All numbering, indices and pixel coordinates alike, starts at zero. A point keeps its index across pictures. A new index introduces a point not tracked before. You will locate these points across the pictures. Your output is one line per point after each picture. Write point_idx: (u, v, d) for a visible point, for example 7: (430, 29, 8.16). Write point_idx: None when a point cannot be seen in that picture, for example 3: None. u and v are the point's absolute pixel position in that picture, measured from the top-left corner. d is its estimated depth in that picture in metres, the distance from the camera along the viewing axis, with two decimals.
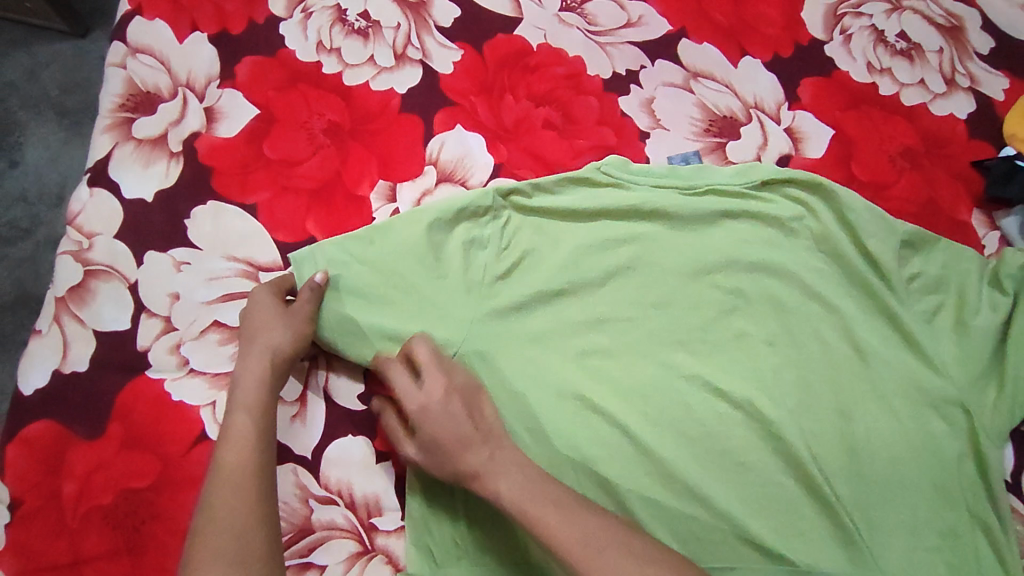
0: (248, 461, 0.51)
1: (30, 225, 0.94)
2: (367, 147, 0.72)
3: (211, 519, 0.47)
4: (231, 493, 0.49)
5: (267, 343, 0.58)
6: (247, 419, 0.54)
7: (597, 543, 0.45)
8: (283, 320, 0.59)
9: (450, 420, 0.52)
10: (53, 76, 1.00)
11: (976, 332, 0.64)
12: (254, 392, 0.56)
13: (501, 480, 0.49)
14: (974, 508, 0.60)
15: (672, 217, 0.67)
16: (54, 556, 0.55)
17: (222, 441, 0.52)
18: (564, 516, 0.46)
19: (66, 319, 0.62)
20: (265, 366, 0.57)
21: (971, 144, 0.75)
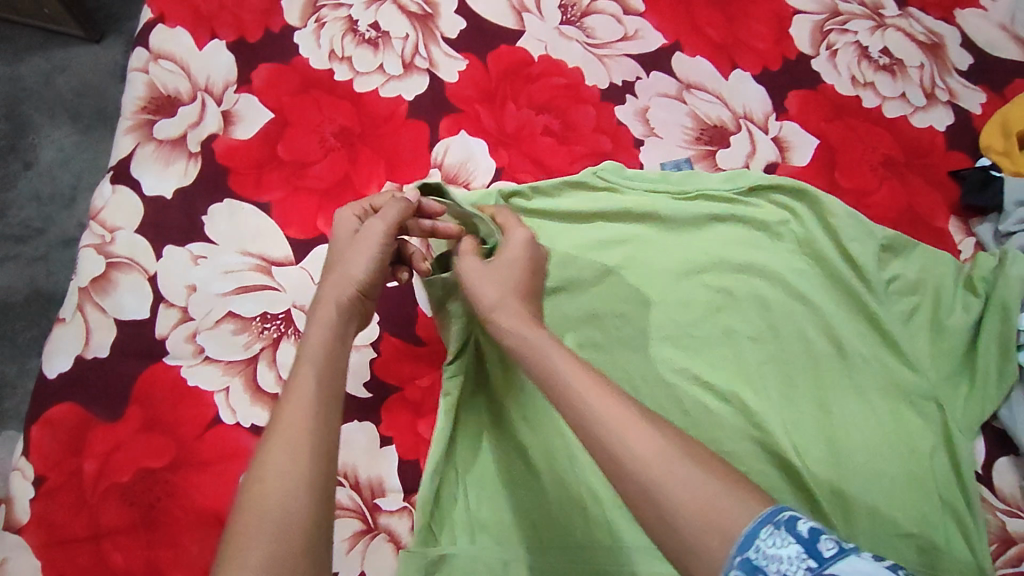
0: (306, 418, 0.49)
1: (42, 225, 0.98)
2: (376, 150, 0.76)
3: (263, 473, 0.46)
4: (285, 450, 0.47)
5: (338, 280, 0.58)
6: (310, 372, 0.52)
7: (669, 458, 0.42)
8: (357, 248, 0.59)
9: (526, 263, 0.60)
10: (68, 81, 1.04)
11: (951, 332, 0.67)
12: (320, 348, 0.54)
13: (534, 330, 0.53)
14: (946, 498, 0.63)
15: (662, 219, 0.72)
16: (74, 530, 0.58)
17: (287, 391, 0.51)
18: (641, 428, 0.43)
19: (88, 307, 0.66)
20: (335, 313, 0.56)
21: (949, 155, 0.79)
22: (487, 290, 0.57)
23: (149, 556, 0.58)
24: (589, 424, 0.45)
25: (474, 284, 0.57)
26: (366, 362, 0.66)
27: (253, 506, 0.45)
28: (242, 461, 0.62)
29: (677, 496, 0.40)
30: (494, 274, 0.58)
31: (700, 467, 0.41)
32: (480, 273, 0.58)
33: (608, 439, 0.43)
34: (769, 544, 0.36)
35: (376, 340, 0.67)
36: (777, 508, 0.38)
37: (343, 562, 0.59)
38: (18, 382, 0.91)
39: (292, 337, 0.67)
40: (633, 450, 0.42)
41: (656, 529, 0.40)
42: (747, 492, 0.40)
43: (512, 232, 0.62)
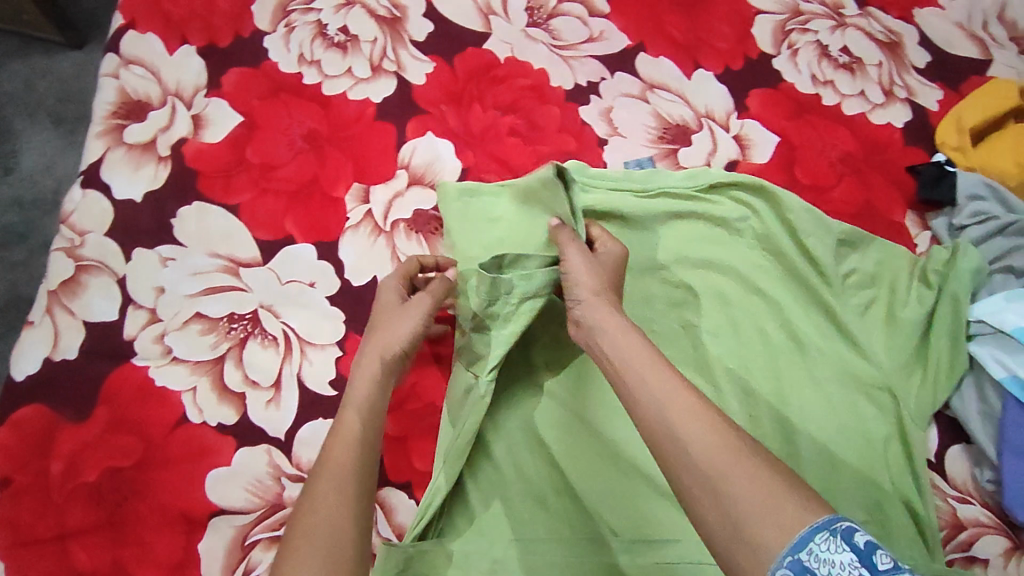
0: (349, 461, 0.53)
1: (24, 230, 0.98)
2: (343, 152, 0.77)
3: (310, 509, 0.51)
4: (330, 490, 0.52)
5: (382, 340, 0.60)
6: (355, 418, 0.56)
7: (735, 452, 0.42)
8: (404, 313, 0.63)
9: (609, 269, 0.63)
10: (49, 86, 1.05)
11: (905, 324, 0.69)
12: (364, 396, 0.58)
13: (626, 324, 0.54)
14: (899, 486, 0.64)
15: (625, 217, 0.73)
16: (40, 530, 0.59)
17: (333, 434, 0.56)
18: (710, 421, 0.44)
19: (57, 310, 0.67)
20: (377, 366, 0.59)
21: (906, 150, 0.81)
22: (589, 279, 0.58)
23: (115, 554, 0.59)
24: (661, 414, 0.45)
25: (573, 274, 0.59)
26: (332, 360, 0.68)
27: (306, 539, 0.49)
28: (208, 460, 0.63)
29: (738, 489, 0.40)
30: (591, 267, 0.59)
31: (764, 463, 0.42)
32: (581, 265, 0.59)
33: (679, 428, 0.44)
34: (823, 548, 0.37)
35: (342, 339, 0.69)
36: (834, 516, 0.38)
37: None
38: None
39: (258, 336, 0.68)
40: (699, 442, 0.43)
41: (710, 518, 0.41)
42: (803, 495, 0.40)
43: (605, 247, 0.65)
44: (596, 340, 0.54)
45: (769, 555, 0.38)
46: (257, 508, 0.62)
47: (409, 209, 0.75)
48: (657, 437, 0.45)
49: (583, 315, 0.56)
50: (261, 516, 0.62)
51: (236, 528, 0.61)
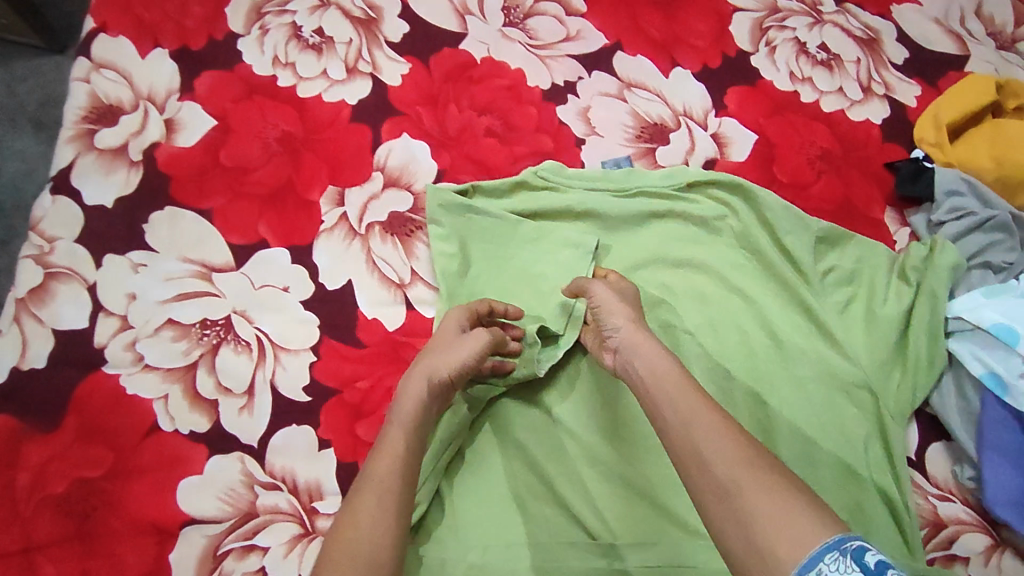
0: (394, 477, 0.48)
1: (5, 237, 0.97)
2: (318, 155, 0.76)
3: (352, 526, 0.45)
4: (373, 504, 0.47)
5: (431, 364, 0.56)
6: (400, 434, 0.52)
7: (752, 464, 0.42)
8: (456, 347, 0.58)
9: (636, 300, 0.62)
10: (30, 91, 1.03)
11: (884, 321, 0.68)
12: (411, 412, 0.53)
13: (655, 344, 0.53)
14: (881, 485, 0.63)
15: (602, 217, 0.73)
16: (6, 543, 0.57)
17: (376, 448, 0.51)
18: (731, 433, 0.44)
19: (25, 318, 0.66)
20: (424, 388, 0.54)
21: (884, 147, 0.80)
22: (618, 312, 0.57)
23: (84, 566, 0.58)
24: (687, 428, 0.45)
25: (603, 306, 0.58)
26: (305, 365, 0.67)
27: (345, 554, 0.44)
28: (179, 469, 0.62)
29: (758, 503, 0.40)
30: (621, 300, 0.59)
31: (782, 476, 0.41)
32: (609, 295, 0.59)
33: (700, 440, 0.44)
34: (832, 569, 0.35)
35: (316, 344, 0.68)
36: (847, 535, 0.37)
37: (281, 565, 0.60)
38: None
39: (231, 342, 0.67)
40: (718, 455, 0.42)
41: (728, 529, 0.40)
42: (817, 509, 0.39)
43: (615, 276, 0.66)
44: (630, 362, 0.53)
45: (783, 569, 0.37)
46: (229, 517, 0.61)
47: (384, 212, 0.74)
48: (679, 450, 0.45)
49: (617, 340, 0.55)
50: (232, 525, 0.60)
51: (208, 537, 0.60)
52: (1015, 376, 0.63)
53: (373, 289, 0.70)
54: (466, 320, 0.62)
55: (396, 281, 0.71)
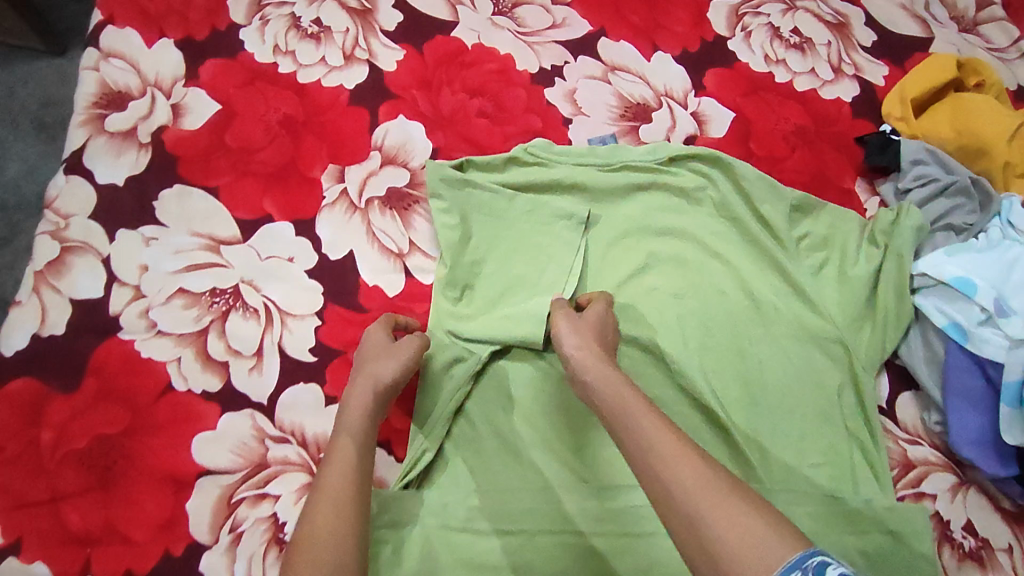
0: (346, 484, 0.52)
1: (8, 234, 0.96)
2: (319, 137, 0.80)
3: (310, 534, 0.49)
4: (330, 513, 0.50)
5: (374, 371, 0.61)
6: (349, 443, 0.56)
7: (714, 488, 0.43)
8: (390, 355, 0.63)
9: (604, 326, 0.64)
10: (31, 93, 1.03)
11: (856, 280, 0.73)
12: (357, 422, 0.57)
13: (611, 371, 0.55)
14: (851, 429, 0.68)
15: (590, 190, 0.77)
16: (35, 494, 0.62)
17: (326, 461, 0.54)
18: (692, 459, 0.45)
19: (43, 289, 0.69)
20: (370, 394, 0.59)
21: (855, 122, 0.85)
22: (572, 338, 0.60)
23: (106, 514, 0.62)
24: (647, 454, 0.46)
25: (563, 335, 0.60)
26: (311, 329, 0.70)
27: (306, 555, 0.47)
28: (193, 425, 0.66)
29: (720, 528, 0.40)
30: (580, 330, 0.61)
31: (744, 500, 0.42)
32: (568, 326, 0.61)
33: (662, 470, 0.44)
34: None
35: (320, 310, 0.71)
36: (807, 553, 0.38)
37: (291, 511, 0.64)
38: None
39: (239, 309, 0.71)
40: (681, 482, 0.43)
41: (695, 556, 0.41)
42: (781, 531, 0.40)
43: (596, 301, 0.67)
44: (590, 392, 0.55)
45: None
46: (242, 468, 0.65)
47: (382, 187, 0.78)
48: (647, 482, 0.45)
49: (576, 369, 0.57)
50: (245, 476, 0.64)
51: (222, 487, 0.64)
52: (974, 324, 0.67)
53: (373, 258, 0.74)
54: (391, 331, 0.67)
55: (395, 251, 0.75)
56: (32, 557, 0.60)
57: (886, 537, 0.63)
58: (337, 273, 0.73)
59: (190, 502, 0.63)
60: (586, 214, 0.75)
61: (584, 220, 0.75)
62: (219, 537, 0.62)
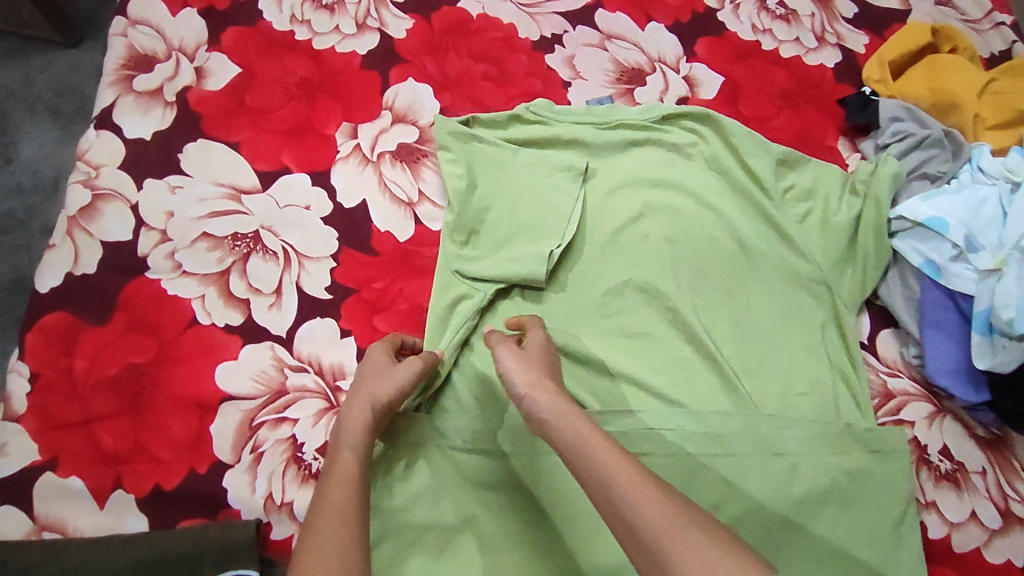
0: (350, 495, 0.50)
1: (24, 215, 0.99)
2: (333, 98, 0.85)
3: (316, 547, 0.46)
4: (335, 525, 0.47)
5: (372, 390, 0.59)
6: (351, 459, 0.53)
7: (678, 523, 0.44)
8: (388, 377, 0.61)
9: (546, 355, 0.62)
10: (47, 82, 1.06)
11: (838, 226, 0.77)
12: (358, 436, 0.55)
13: (564, 403, 0.54)
14: (835, 362, 0.73)
15: (587, 145, 0.82)
16: (68, 416, 0.67)
17: (326, 476, 0.52)
18: (653, 494, 0.46)
19: (76, 232, 0.74)
20: (368, 410, 0.57)
21: (838, 86, 0.90)
22: (521, 372, 0.58)
23: (135, 434, 0.67)
24: (611, 493, 0.46)
25: (510, 370, 0.58)
26: (327, 270, 0.75)
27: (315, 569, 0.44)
28: (216, 355, 0.70)
29: (686, 564, 0.42)
30: (527, 363, 0.59)
31: (705, 533, 0.43)
32: (514, 358, 0.59)
33: (626, 508, 0.45)
34: None
35: (335, 253, 0.76)
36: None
37: (309, 433, 0.68)
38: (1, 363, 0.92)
39: (260, 252, 0.75)
40: (646, 520, 0.44)
41: None
42: (742, 559, 0.42)
43: (532, 327, 0.65)
44: (545, 428, 0.54)
45: None
46: (262, 394, 0.69)
47: (393, 143, 0.83)
48: (612, 519, 0.46)
49: (529, 408, 0.55)
50: (265, 401, 0.69)
51: (244, 411, 0.68)
52: (947, 260, 0.71)
53: (384, 207, 0.79)
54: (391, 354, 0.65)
55: (405, 200, 0.80)
56: (67, 472, 0.65)
57: (867, 456, 0.67)
58: (351, 220, 0.78)
59: (213, 425, 0.67)
60: (584, 166, 0.80)
61: (582, 173, 0.80)
62: (241, 456, 0.66)
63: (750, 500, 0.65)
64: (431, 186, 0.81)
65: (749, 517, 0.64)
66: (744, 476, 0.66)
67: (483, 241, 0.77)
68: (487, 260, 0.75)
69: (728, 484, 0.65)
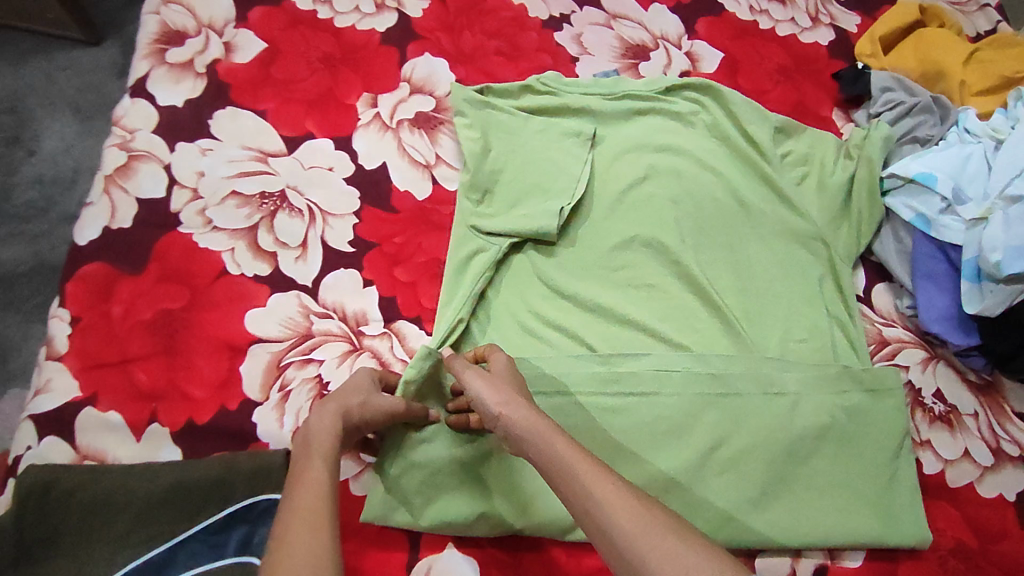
0: (322, 500, 0.49)
1: (45, 205, 1.03)
2: (353, 71, 0.90)
3: (285, 554, 0.44)
4: (304, 531, 0.46)
5: (345, 400, 0.59)
6: (322, 465, 0.52)
7: (656, 532, 0.46)
8: (364, 392, 0.61)
9: (512, 377, 0.62)
10: (68, 79, 1.10)
11: (833, 186, 0.82)
12: (329, 444, 0.54)
13: (539, 417, 0.56)
14: (832, 311, 0.76)
15: (595, 113, 0.86)
16: (106, 356, 0.70)
17: (296, 482, 0.51)
18: (629, 504, 0.48)
19: (113, 190, 0.78)
20: (340, 420, 0.57)
21: (832, 62, 0.95)
22: (494, 393, 0.58)
23: (170, 373, 0.70)
24: (589, 509, 0.48)
25: (482, 394, 0.58)
26: (349, 226, 0.79)
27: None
28: (246, 303, 0.74)
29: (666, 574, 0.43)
30: (495, 383, 0.59)
31: (684, 542, 0.45)
32: (481, 380, 0.59)
33: (604, 522, 0.47)
34: None
35: (357, 210, 0.80)
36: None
37: (333, 372, 0.72)
38: (23, 343, 0.95)
39: (286, 209, 0.80)
40: (624, 532, 0.46)
41: None
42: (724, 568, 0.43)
43: (494, 353, 0.65)
44: (525, 445, 0.55)
45: None
46: (290, 337, 0.73)
47: (411, 112, 0.88)
48: (591, 532, 0.48)
49: (506, 425, 0.56)
50: (292, 344, 0.73)
51: (272, 353, 0.72)
52: (936, 213, 0.75)
53: (404, 169, 0.84)
54: (376, 378, 0.65)
55: (423, 162, 0.84)
56: (106, 407, 0.68)
57: (864, 395, 0.70)
58: (372, 180, 0.82)
59: (243, 367, 0.71)
60: (592, 132, 0.85)
61: (590, 139, 0.84)
62: (269, 394, 0.70)
63: (753, 435, 0.68)
64: (448, 151, 0.86)
65: (751, 451, 0.67)
66: (747, 415, 0.69)
67: (496, 201, 0.81)
68: (501, 216, 0.79)
69: (731, 421, 0.68)
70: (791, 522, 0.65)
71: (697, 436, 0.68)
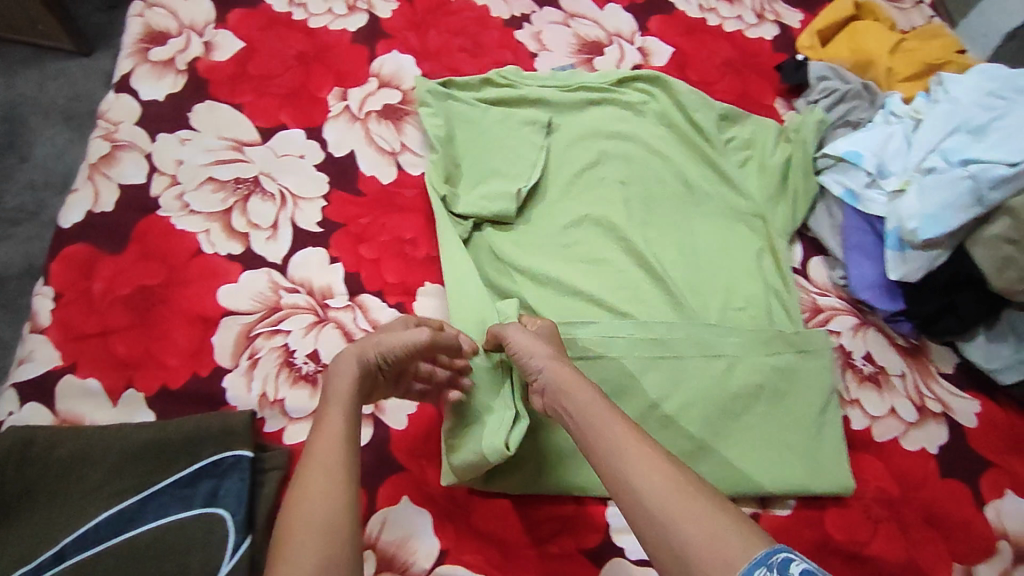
0: (337, 450, 0.52)
1: (35, 208, 1.08)
2: (325, 66, 0.96)
3: (303, 497, 0.49)
4: (321, 478, 0.50)
5: (363, 344, 0.61)
6: (340, 414, 0.56)
7: (683, 492, 0.48)
8: (383, 333, 0.63)
9: (553, 338, 0.67)
10: (60, 88, 1.16)
11: (772, 167, 0.87)
12: (346, 389, 0.58)
13: (580, 378, 0.60)
14: (770, 283, 0.81)
15: (551, 104, 0.92)
16: (86, 328, 0.75)
17: (315, 429, 0.55)
18: (659, 463, 0.51)
19: (97, 177, 0.84)
20: (355, 365, 0.59)
21: (776, 55, 1.01)
22: (540, 348, 0.63)
23: (147, 344, 0.75)
24: (618, 463, 0.51)
25: (524, 347, 0.63)
26: (318, 208, 0.85)
27: (305, 523, 0.48)
28: (218, 279, 0.79)
29: (688, 529, 0.46)
30: (539, 342, 0.64)
31: (708, 501, 0.48)
32: (527, 338, 0.64)
33: (633, 477, 0.50)
34: None
35: (326, 194, 0.86)
36: (770, 550, 0.44)
37: (300, 342, 0.77)
38: (13, 343, 0.99)
39: (259, 193, 0.85)
40: (652, 488, 0.49)
41: (663, 555, 0.47)
42: (741, 530, 0.46)
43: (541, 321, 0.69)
44: (562, 399, 0.59)
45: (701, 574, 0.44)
46: (259, 310, 0.78)
47: (379, 104, 0.93)
48: (615, 482, 0.51)
49: (549, 383, 0.60)
50: (261, 316, 0.78)
51: (242, 324, 0.77)
52: (863, 187, 0.81)
53: (371, 156, 0.89)
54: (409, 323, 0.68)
55: (389, 150, 0.90)
56: (85, 374, 0.73)
57: (795, 356, 0.75)
58: (341, 167, 0.88)
59: (215, 337, 0.76)
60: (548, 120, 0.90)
61: (546, 127, 0.89)
62: (238, 362, 0.75)
63: (690, 396, 0.73)
64: (413, 139, 0.91)
65: (689, 409, 0.72)
66: (687, 377, 0.73)
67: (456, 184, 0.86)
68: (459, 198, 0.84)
69: (671, 382, 0.73)
70: (727, 476, 0.70)
71: (639, 396, 0.72)
